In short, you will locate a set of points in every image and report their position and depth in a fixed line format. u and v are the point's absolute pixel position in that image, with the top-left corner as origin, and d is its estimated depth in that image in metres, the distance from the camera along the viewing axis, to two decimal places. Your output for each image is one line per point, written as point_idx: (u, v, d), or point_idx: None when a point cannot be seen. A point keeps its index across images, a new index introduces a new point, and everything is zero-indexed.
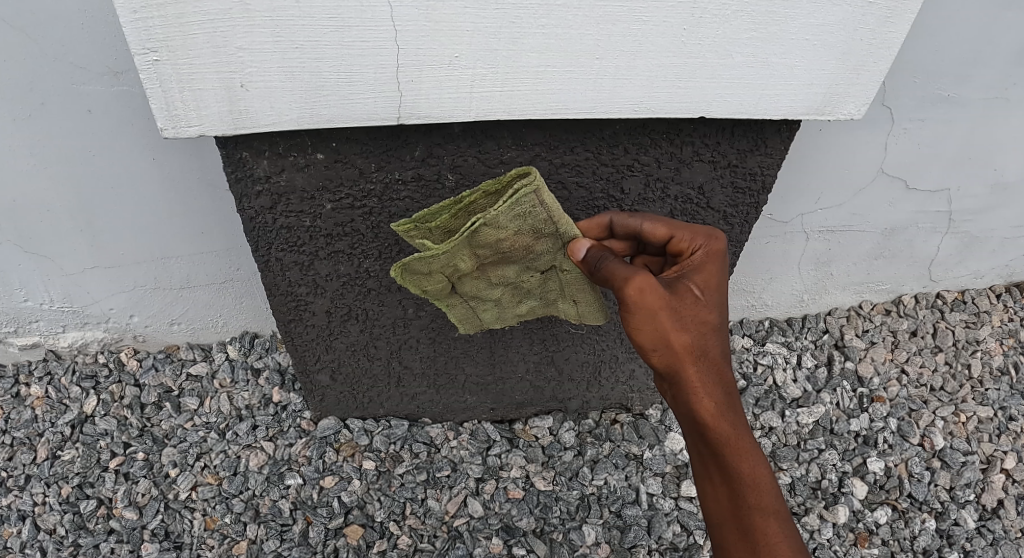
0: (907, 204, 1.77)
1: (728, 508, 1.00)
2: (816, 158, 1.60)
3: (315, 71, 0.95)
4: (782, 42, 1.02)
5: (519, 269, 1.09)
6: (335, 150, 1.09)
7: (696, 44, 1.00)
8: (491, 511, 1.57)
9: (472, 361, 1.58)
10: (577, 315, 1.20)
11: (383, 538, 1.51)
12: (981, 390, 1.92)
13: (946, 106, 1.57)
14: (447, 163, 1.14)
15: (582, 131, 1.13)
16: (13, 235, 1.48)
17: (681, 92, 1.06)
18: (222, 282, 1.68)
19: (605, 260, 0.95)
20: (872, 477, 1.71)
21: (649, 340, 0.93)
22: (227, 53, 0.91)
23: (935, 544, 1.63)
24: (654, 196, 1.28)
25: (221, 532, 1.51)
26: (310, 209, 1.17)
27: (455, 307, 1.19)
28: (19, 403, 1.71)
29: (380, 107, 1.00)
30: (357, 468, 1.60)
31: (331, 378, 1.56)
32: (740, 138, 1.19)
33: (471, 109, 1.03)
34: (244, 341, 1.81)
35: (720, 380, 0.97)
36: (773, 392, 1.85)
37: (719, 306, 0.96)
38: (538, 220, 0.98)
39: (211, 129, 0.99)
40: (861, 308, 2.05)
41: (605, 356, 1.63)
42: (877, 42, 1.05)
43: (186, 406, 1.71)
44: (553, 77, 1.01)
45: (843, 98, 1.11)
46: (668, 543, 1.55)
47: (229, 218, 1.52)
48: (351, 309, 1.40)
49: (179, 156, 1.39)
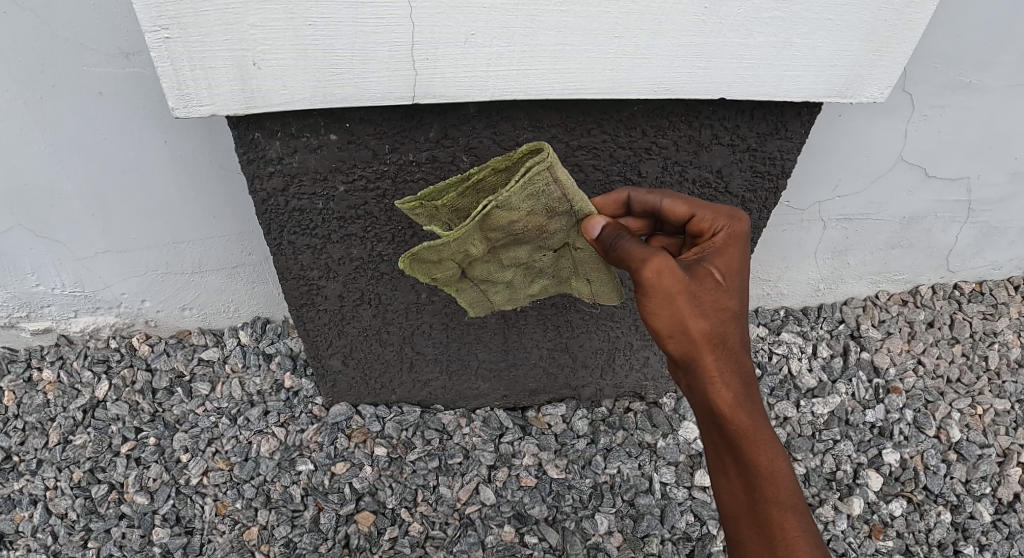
0: (926, 193, 1.74)
1: (743, 500, 0.98)
2: (834, 145, 1.58)
3: (328, 49, 0.94)
4: (804, 21, 1.00)
5: (531, 249, 1.07)
6: (348, 131, 1.08)
7: (716, 23, 0.99)
8: (503, 499, 1.56)
9: (486, 347, 1.57)
10: (591, 294, 1.19)
11: (394, 525, 1.50)
12: (998, 382, 1.89)
13: (967, 93, 1.54)
14: (461, 144, 1.13)
15: (599, 112, 1.11)
16: (24, 218, 1.47)
17: (701, 72, 1.04)
18: (234, 267, 1.67)
19: (622, 238, 0.92)
20: (888, 469, 1.69)
21: (665, 326, 0.92)
22: (239, 30, 0.90)
23: (950, 537, 1.60)
24: (672, 180, 1.26)
25: (231, 518, 1.51)
26: (323, 191, 1.16)
27: (465, 292, 1.15)
28: (31, 388, 1.71)
29: (395, 85, 0.99)
30: (369, 455, 1.59)
31: (343, 362, 1.55)
32: (759, 121, 1.17)
33: (488, 88, 1.01)
34: (255, 326, 1.80)
35: (739, 369, 0.95)
36: (788, 382, 1.84)
37: (740, 291, 0.95)
38: (551, 198, 0.95)
39: (223, 108, 0.98)
40: (877, 298, 2.03)
41: (619, 343, 1.62)
42: (903, 22, 1.02)
43: (197, 391, 1.70)
44: (570, 56, 0.99)
45: (866, 79, 1.09)
46: (681, 533, 1.54)
47: (241, 201, 1.51)
48: (364, 293, 1.39)
49: (190, 139, 1.37)
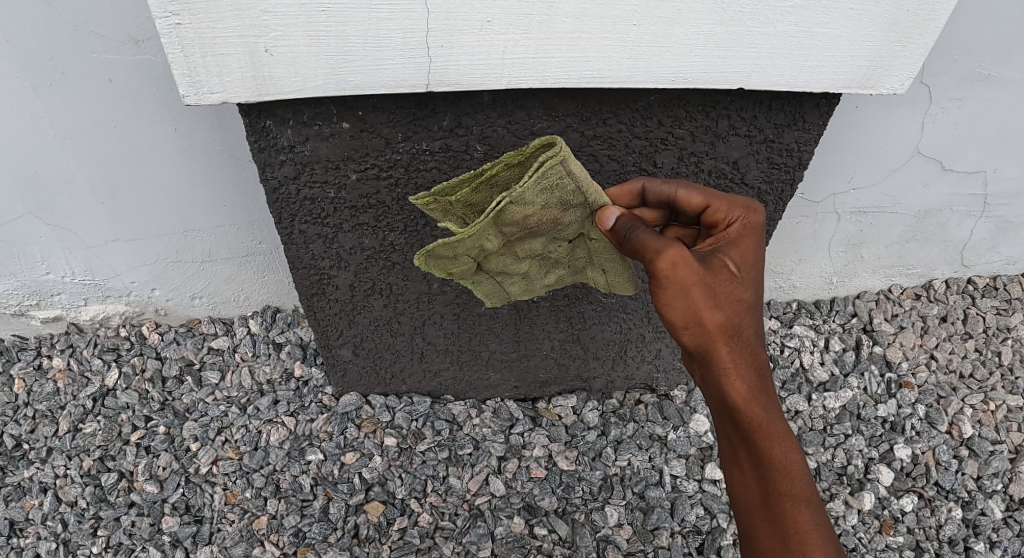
0: (942, 186, 1.72)
1: (756, 495, 0.96)
2: (850, 136, 1.56)
3: (341, 35, 0.93)
4: (826, 11, 0.99)
5: (546, 241, 1.05)
6: (361, 119, 1.07)
7: (737, 11, 0.97)
8: (513, 490, 1.55)
9: (497, 337, 1.56)
10: (607, 285, 1.18)
11: (404, 516, 1.50)
12: (1011, 378, 1.88)
13: (986, 85, 1.52)
14: (475, 133, 1.12)
15: (615, 101, 1.10)
16: (34, 206, 1.47)
17: (720, 61, 1.02)
18: (244, 256, 1.66)
19: (636, 229, 0.91)
20: (899, 464, 1.68)
21: (680, 317, 0.91)
22: (251, 17, 0.89)
23: (961, 534, 1.60)
24: (688, 171, 1.25)
25: (241, 507, 1.51)
26: (335, 180, 1.15)
27: (481, 284, 1.15)
28: (42, 376, 1.72)
29: (408, 73, 0.98)
30: (379, 445, 1.59)
31: (353, 352, 1.54)
32: (777, 112, 1.16)
33: (502, 76, 1.00)
34: (266, 316, 1.80)
35: (753, 361, 0.94)
36: (800, 375, 1.83)
37: (754, 283, 0.94)
38: (565, 192, 0.94)
39: (235, 95, 0.97)
40: (891, 292, 2.01)
41: (631, 335, 1.61)
42: (925, 11, 1.01)
43: (207, 380, 1.70)
44: (587, 43, 0.98)
45: (886, 70, 1.08)
46: (691, 526, 1.53)
47: (251, 189, 1.50)
48: (375, 283, 1.38)
49: (200, 126, 1.36)
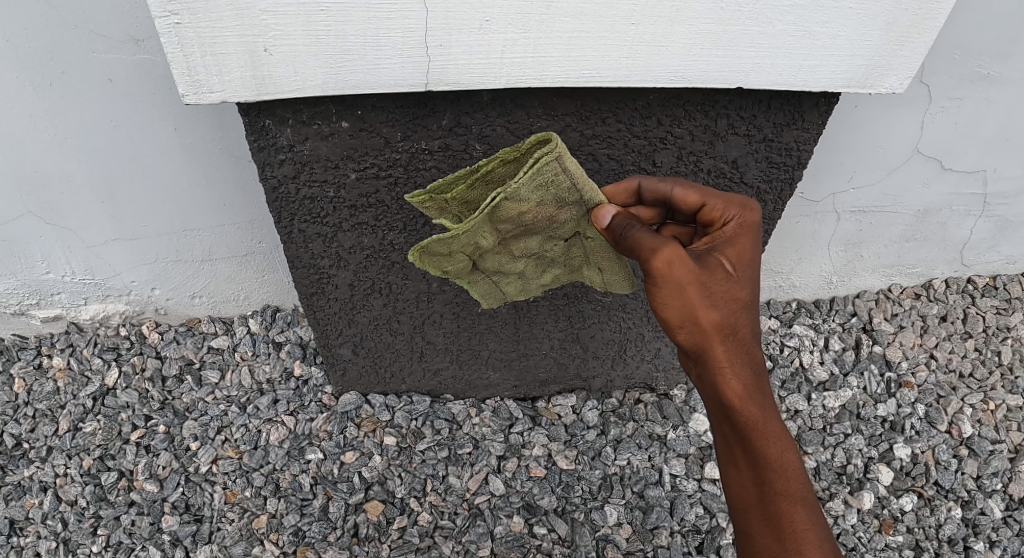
0: (942, 186, 1.72)
1: (753, 494, 0.96)
2: (849, 135, 1.56)
3: (340, 35, 0.93)
4: (825, 10, 0.99)
5: (542, 239, 1.06)
6: (360, 118, 1.07)
7: (736, 10, 0.97)
8: (513, 489, 1.55)
9: (496, 336, 1.56)
10: (603, 284, 1.18)
11: (403, 515, 1.51)
12: (1011, 378, 1.88)
13: (986, 84, 1.52)
14: (475, 132, 1.12)
15: (614, 100, 1.10)
16: (34, 205, 1.47)
17: (719, 60, 1.02)
18: (244, 256, 1.66)
19: (632, 228, 0.91)
20: (898, 463, 1.68)
21: (676, 316, 0.91)
22: (250, 16, 0.89)
23: (960, 533, 1.60)
24: (687, 170, 1.25)
25: (241, 506, 1.51)
26: (334, 179, 1.16)
27: (477, 283, 1.15)
28: (42, 375, 1.72)
29: (407, 72, 0.98)
30: (379, 444, 1.59)
31: (353, 351, 1.55)
32: (776, 112, 1.16)
33: (501, 75, 1.00)
34: (266, 315, 1.80)
35: (749, 360, 0.94)
36: (799, 374, 1.82)
37: (750, 282, 0.94)
38: (561, 189, 0.94)
39: (234, 95, 0.97)
40: (890, 292, 2.01)
41: (630, 334, 1.61)
42: (924, 11, 1.01)
43: (207, 379, 1.70)
44: (586, 42, 0.98)
45: (885, 70, 1.08)
46: (690, 525, 1.53)
47: (251, 188, 1.50)
48: (374, 282, 1.38)
49: (200, 125, 1.36)
